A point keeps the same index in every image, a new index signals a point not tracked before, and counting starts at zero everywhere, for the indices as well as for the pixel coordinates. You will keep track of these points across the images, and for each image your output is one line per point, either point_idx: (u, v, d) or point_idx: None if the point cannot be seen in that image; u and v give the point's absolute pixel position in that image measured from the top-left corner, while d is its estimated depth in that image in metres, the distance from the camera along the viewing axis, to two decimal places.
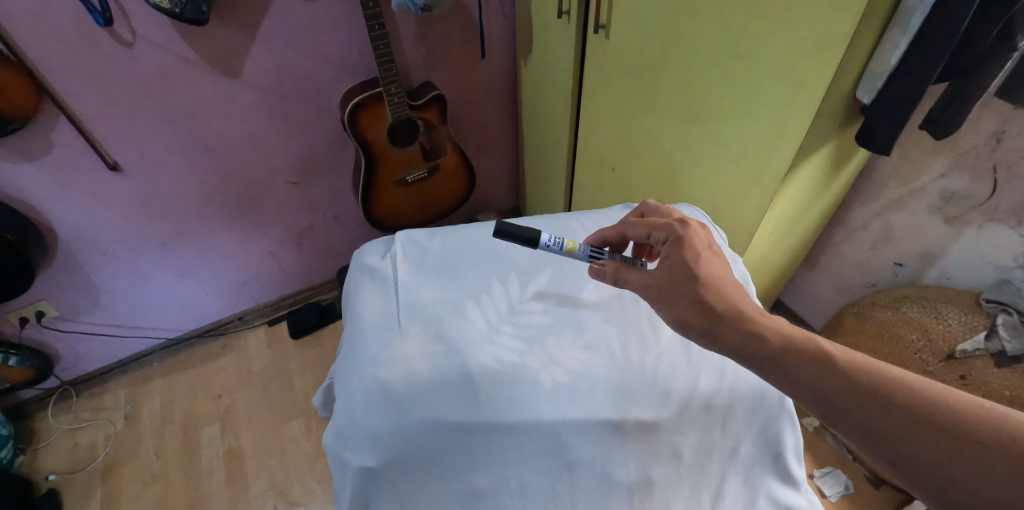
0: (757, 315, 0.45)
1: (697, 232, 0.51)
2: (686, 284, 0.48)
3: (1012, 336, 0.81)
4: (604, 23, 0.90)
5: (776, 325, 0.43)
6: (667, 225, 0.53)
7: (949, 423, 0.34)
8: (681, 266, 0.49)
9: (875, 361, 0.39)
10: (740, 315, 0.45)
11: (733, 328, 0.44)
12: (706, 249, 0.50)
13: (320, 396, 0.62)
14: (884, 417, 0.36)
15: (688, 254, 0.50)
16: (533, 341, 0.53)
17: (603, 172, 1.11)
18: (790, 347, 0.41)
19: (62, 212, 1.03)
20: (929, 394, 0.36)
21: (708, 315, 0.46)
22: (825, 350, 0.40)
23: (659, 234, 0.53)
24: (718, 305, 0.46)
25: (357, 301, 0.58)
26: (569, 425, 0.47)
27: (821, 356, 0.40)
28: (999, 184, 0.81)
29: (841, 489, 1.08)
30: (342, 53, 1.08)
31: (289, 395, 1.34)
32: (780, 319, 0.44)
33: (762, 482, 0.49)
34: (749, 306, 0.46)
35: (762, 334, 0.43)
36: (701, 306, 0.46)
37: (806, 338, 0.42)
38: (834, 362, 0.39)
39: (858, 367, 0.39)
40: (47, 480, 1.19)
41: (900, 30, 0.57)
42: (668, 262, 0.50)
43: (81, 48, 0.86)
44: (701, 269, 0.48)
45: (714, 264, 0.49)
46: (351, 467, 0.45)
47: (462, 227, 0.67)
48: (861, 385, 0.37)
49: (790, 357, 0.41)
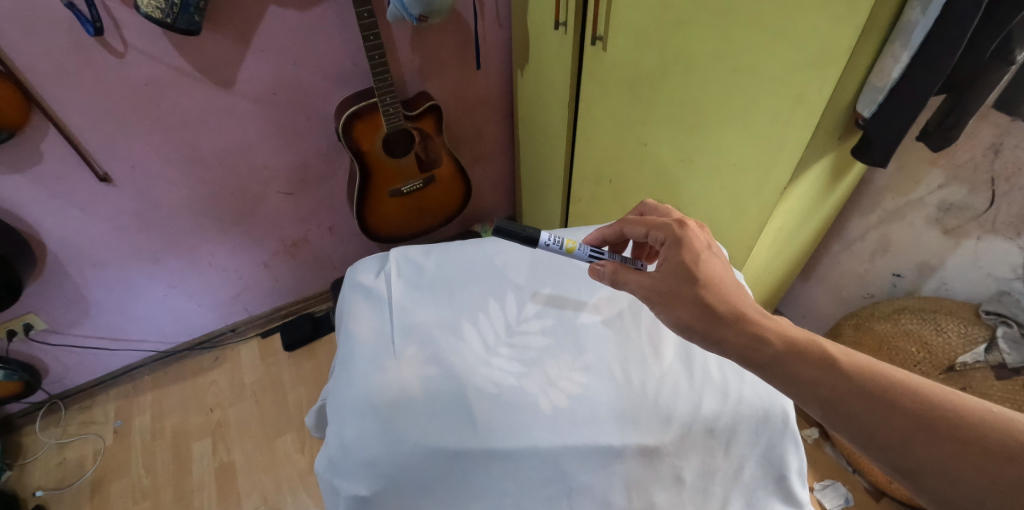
0: (759, 316, 0.43)
1: (695, 234, 0.50)
2: (686, 286, 0.47)
3: (1012, 349, 0.83)
4: (602, 35, 0.89)
5: (778, 326, 0.42)
6: (666, 225, 0.52)
7: (956, 429, 0.33)
8: (680, 268, 0.48)
9: (880, 362, 0.38)
10: (742, 317, 0.44)
11: (734, 330, 0.43)
12: (706, 250, 0.49)
13: (313, 416, 0.61)
14: (889, 421, 0.35)
15: (687, 256, 0.48)
16: (531, 364, 0.52)
17: (600, 183, 1.10)
18: (792, 349, 0.40)
19: (51, 223, 1.01)
20: (936, 398, 0.34)
21: (708, 316, 0.45)
22: (828, 351, 0.39)
23: (657, 233, 0.52)
24: (719, 306, 0.45)
25: (350, 320, 0.56)
26: (569, 451, 0.46)
27: (824, 358, 0.39)
28: (997, 196, 0.81)
29: (841, 502, 1.06)
30: (336, 63, 1.07)
31: (282, 408, 1.32)
32: (782, 319, 0.43)
33: (766, 506, 0.48)
34: (752, 307, 0.44)
35: (764, 336, 0.42)
36: (702, 308, 0.45)
37: (809, 339, 0.41)
38: (838, 364, 0.38)
39: (862, 368, 0.37)
40: (34, 497, 1.16)
41: (901, 46, 0.56)
42: (667, 264, 0.49)
43: (71, 58, 0.85)
44: (701, 270, 0.47)
45: (714, 266, 0.47)
46: (343, 496, 0.43)
47: (459, 243, 0.66)
48: (865, 388, 0.36)
49: (792, 359, 0.40)
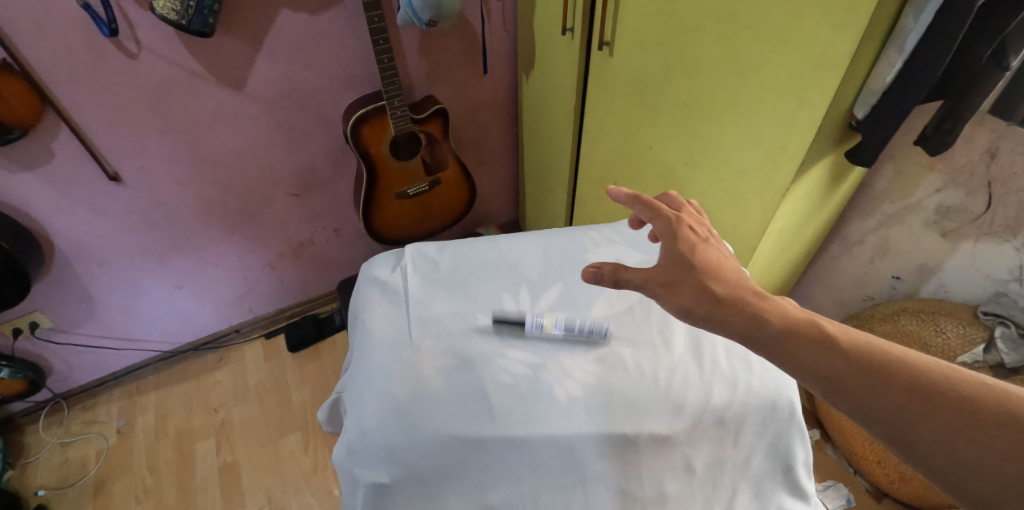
0: (759, 298, 0.44)
1: (692, 228, 0.51)
2: (686, 273, 0.47)
3: (1010, 349, 0.85)
4: (608, 40, 0.91)
5: (780, 308, 0.43)
6: (666, 217, 0.52)
7: (951, 401, 0.34)
8: (680, 259, 0.49)
9: (878, 340, 0.39)
10: (742, 299, 0.44)
11: (735, 311, 0.44)
12: (701, 243, 0.50)
13: (326, 411, 0.61)
14: (888, 397, 0.36)
15: (684, 247, 0.49)
16: (545, 355, 0.53)
17: (605, 186, 1.12)
18: (792, 328, 0.41)
19: (61, 222, 1.02)
20: (932, 373, 0.36)
21: (709, 300, 0.45)
22: (825, 330, 0.40)
23: (657, 226, 0.52)
24: (719, 290, 0.45)
25: (367, 314, 0.58)
26: (583, 439, 0.47)
27: (823, 337, 0.40)
28: (993, 199, 0.83)
29: (843, 503, 1.07)
30: (345, 67, 1.09)
31: (286, 409, 1.33)
32: (782, 300, 0.44)
33: (774, 496, 0.48)
34: (749, 289, 0.45)
35: (766, 317, 0.42)
36: (703, 293, 0.46)
37: (808, 319, 0.41)
38: (837, 344, 0.39)
39: (860, 346, 0.38)
40: (36, 496, 1.16)
41: (896, 51, 0.59)
42: (666, 256, 0.50)
43: (86, 59, 0.86)
44: (697, 259, 0.48)
45: (710, 254, 0.49)
46: (363, 483, 0.45)
47: (472, 240, 0.67)
48: (864, 365, 0.37)
49: (792, 339, 0.40)
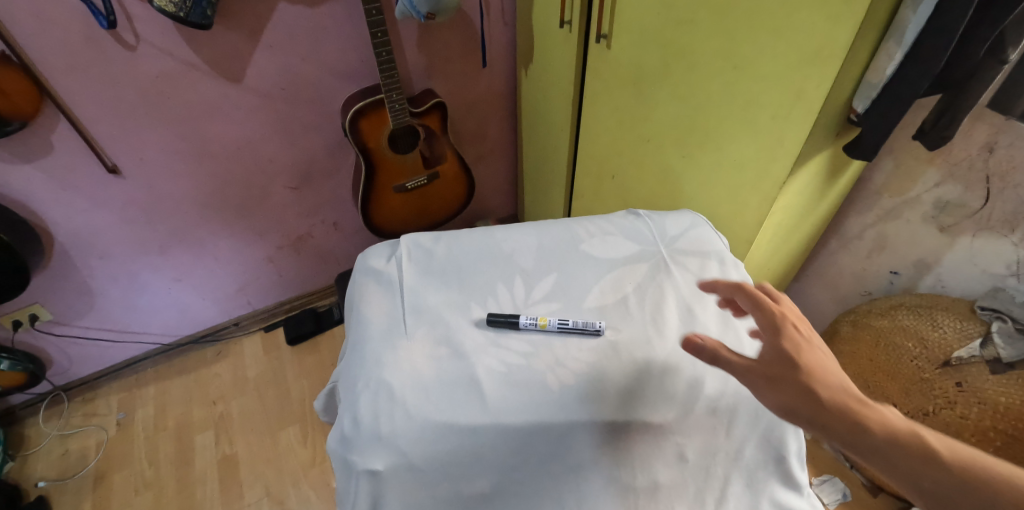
0: (864, 404, 0.39)
1: (799, 324, 0.46)
2: (788, 370, 0.42)
3: (1007, 344, 0.82)
4: (606, 33, 0.91)
5: (887, 418, 0.37)
6: (772, 308, 0.47)
7: None
8: (782, 354, 0.43)
9: (1009, 467, 0.33)
10: (844, 405, 0.39)
11: (837, 415, 0.38)
12: (809, 340, 0.45)
13: (321, 400, 0.62)
14: None
15: (789, 343, 0.44)
16: (539, 344, 0.54)
17: (603, 180, 1.12)
18: (900, 442, 0.36)
19: (60, 214, 1.02)
20: None
21: (811, 402, 0.40)
22: (928, 443, 0.36)
23: (761, 315, 0.47)
24: (822, 392, 0.40)
25: (363, 303, 0.59)
26: (576, 427, 0.47)
27: (942, 462, 0.34)
28: (992, 194, 0.82)
29: (839, 498, 1.08)
30: (344, 60, 1.09)
31: (285, 402, 1.33)
32: (891, 410, 0.38)
33: (766, 487, 0.48)
34: (850, 392, 0.40)
35: (869, 425, 0.37)
36: (806, 394, 0.40)
37: (921, 435, 0.36)
38: (959, 469, 0.34)
39: (984, 471, 0.33)
40: (36, 487, 1.17)
41: (896, 43, 0.58)
42: (768, 352, 0.44)
43: (84, 51, 0.86)
44: (804, 359, 0.43)
45: (817, 352, 0.43)
46: (357, 470, 0.45)
47: (468, 231, 0.68)
48: (988, 492, 0.32)
49: (899, 454, 0.35)
